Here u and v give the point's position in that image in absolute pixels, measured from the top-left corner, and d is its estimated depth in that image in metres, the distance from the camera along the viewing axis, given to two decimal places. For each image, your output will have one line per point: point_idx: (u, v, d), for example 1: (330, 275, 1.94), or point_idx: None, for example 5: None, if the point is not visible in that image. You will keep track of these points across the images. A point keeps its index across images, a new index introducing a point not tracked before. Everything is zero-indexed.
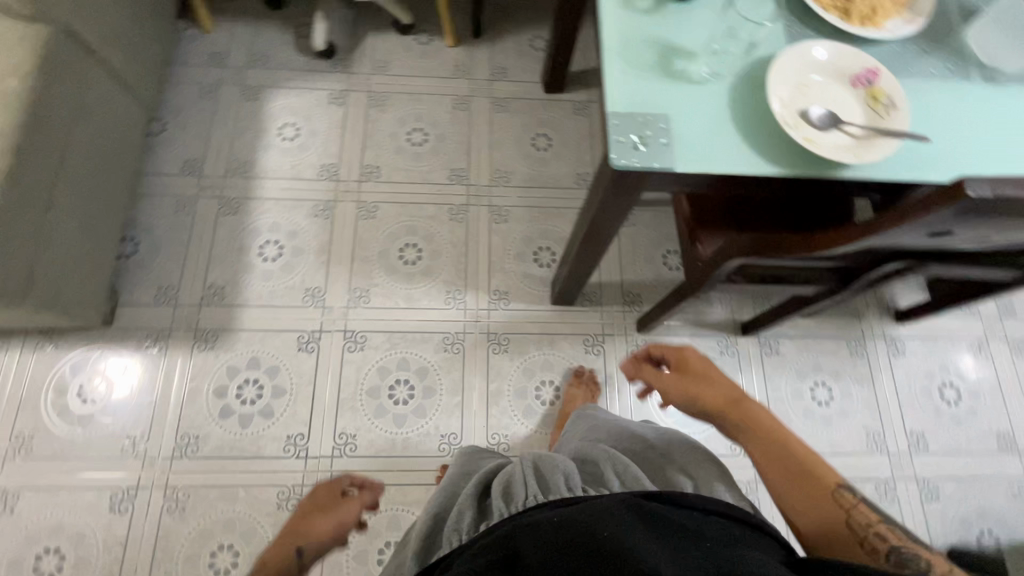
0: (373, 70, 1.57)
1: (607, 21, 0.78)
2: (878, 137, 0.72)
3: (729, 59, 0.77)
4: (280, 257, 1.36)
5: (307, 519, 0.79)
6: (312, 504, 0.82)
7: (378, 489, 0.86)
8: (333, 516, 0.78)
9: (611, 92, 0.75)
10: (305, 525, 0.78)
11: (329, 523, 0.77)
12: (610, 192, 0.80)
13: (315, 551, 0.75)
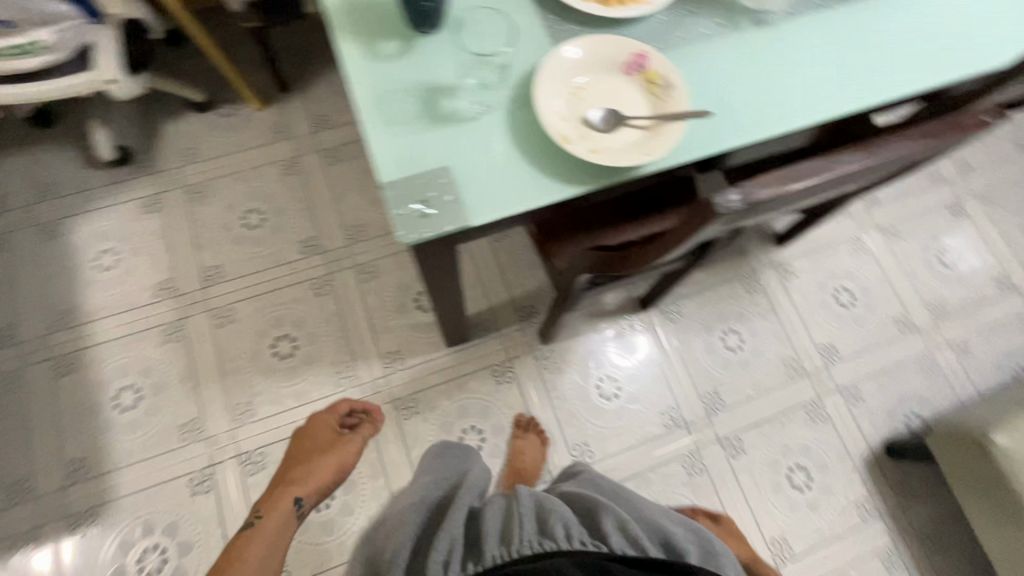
0: (181, 160, 1.40)
1: (355, 82, 0.70)
2: (663, 124, 0.68)
3: (497, 84, 0.70)
4: (140, 402, 1.21)
5: (308, 465, 1.01)
6: (316, 440, 1.07)
7: (376, 421, 1.13)
8: (332, 455, 1.03)
9: (381, 161, 0.67)
10: (303, 470, 1.00)
11: (329, 463, 1.01)
12: (423, 259, 0.72)
13: (308, 497, 0.98)
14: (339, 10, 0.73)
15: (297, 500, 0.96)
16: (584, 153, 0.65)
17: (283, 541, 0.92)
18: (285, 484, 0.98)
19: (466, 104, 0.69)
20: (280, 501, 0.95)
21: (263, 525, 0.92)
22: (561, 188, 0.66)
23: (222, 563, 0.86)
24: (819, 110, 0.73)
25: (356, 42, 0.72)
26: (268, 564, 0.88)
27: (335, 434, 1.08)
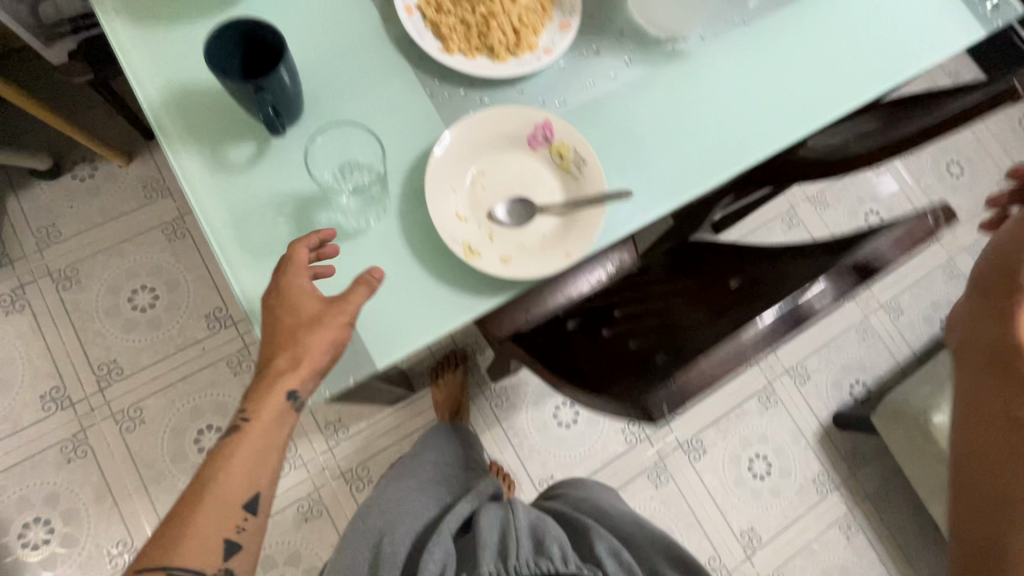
0: (39, 242, 1.19)
1: (204, 207, 0.57)
2: (580, 211, 0.59)
3: (380, 183, 0.58)
4: (54, 533, 1.07)
5: (298, 312, 0.51)
6: (311, 290, 0.52)
7: (378, 278, 0.52)
8: (318, 337, 0.50)
9: (254, 307, 0.55)
10: (298, 335, 0.50)
11: (316, 348, 0.50)
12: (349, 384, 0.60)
13: (251, 397, 0.51)
14: (166, 112, 0.58)
15: (290, 395, 0.50)
16: (495, 265, 0.56)
17: (265, 466, 0.50)
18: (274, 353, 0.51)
19: (347, 216, 0.58)
20: (272, 388, 0.50)
21: (229, 447, 0.49)
22: (474, 306, 0.57)
23: (173, 517, 0.47)
24: (745, 155, 0.66)
25: (198, 153, 0.58)
26: (271, 458, 0.51)
27: (317, 294, 0.52)
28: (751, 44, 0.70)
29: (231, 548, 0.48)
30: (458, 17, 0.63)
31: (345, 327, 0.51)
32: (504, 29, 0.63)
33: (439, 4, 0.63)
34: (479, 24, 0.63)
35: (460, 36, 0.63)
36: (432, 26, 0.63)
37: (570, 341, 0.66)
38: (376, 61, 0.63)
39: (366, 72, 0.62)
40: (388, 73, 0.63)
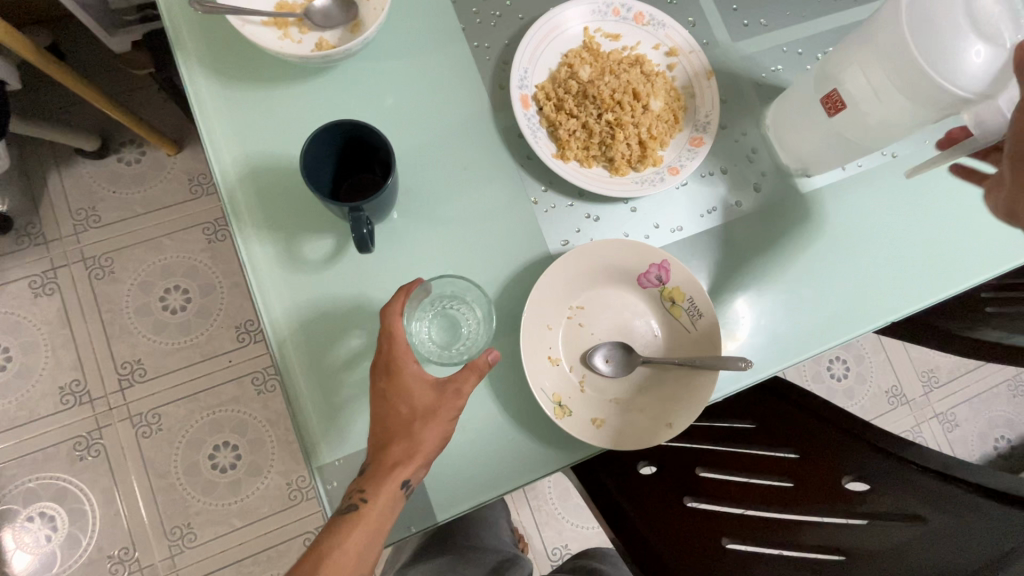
0: (77, 225, 1.14)
1: (270, 305, 0.50)
2: (686, 370, 0.51)
3: (469, 314, 0.53)
4: (58, 530, 1.05)
5: (413, 395, 0.47)
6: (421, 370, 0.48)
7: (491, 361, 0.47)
8: (435, 428, 0.47)
9: (311, 430, 0.49)
10: (414, 423, 0.47)
11: (432, 439, 0.47)
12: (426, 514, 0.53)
13: (362, 480, 0.47)
14: (241, 189, 0.52)
15: (406, 487, 0.46)
16: (585, 428, 0.49)
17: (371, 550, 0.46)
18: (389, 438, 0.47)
19: (434, 346, 0.53)
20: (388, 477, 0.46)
21: (338, 531, 0.45)
22: (552, 463, 0.50)
23: None
24: (874, 314, 0.58)
25: (270, 242, 0.51)
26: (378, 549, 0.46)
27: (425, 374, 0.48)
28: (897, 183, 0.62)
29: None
30: (577, 119, 0.55)
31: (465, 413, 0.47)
32: (629, 140, 0.55)
33: (559, 101, 0.55)
34: (599, 132, 0.55)
35: (577, 141, 0.55)
36: (548, 125, 0.55)
37: (642, 505, 0.58)
38: (478, 155, 0.55)
39: (466, 168, 0.55)
40: (489, 171, 0.55)
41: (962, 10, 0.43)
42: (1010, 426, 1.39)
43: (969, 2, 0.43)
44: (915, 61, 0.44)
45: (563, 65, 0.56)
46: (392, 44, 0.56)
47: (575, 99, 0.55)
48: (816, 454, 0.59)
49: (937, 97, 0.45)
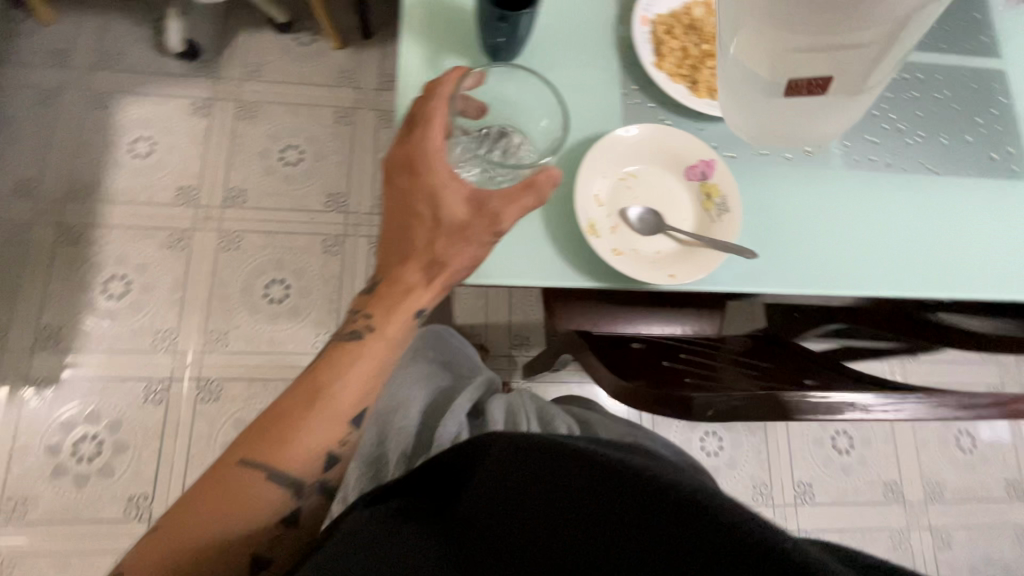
0: (244, 74, 1.38)
1: (406, 88, 0.65)
2: (701, 247, 0.62)
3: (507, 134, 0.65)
4: (128, 294, 1.22)
5: (449, 208, 0.58)
6: (458, 186, 0.58)
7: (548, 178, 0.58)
8: (468, 249, 0.59)
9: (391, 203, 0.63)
10: (449, 246, 0.59)
11: (464, 258, 0.60)
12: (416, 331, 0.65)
13: (377, 304, 0.62)
14: (417, 4, 0.68)
15: (420, 310, 0.63)
16: (607, 252, 0.60)
17: (371, 375, 0.61)
18: (411, 266, 0.61)
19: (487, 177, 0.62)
20: (403, 306, 0.62)
21: (343, 364, 0.60)
22: (568, 276, 0.62)
23: (302, 390, 0.60)
24: (872, 283, 0.67)
25: (423, 46, 0.67)
26: (381, 370, 0.62)
27: (462, 192, 0.59)
28: (925, 193, 0.71)
29: (330, 459, 0.59)
30: (679, 44, 0.68)
31: (496, 232, 0.58)
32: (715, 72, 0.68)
33: (671, 27, 0.69)
34: (693, 59, 0.68)
35: (673, 59, 0.68)
36: (655, 42, 0.69)
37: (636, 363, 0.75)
38: (594, 47, 0.69)
39: (582, 51, 0.69)
40: (598, 60, 0.69)
41: None
42: (1004, 570, 1.33)
43: None
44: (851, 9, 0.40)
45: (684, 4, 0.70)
46: None
47: (683, 30, 0.69)
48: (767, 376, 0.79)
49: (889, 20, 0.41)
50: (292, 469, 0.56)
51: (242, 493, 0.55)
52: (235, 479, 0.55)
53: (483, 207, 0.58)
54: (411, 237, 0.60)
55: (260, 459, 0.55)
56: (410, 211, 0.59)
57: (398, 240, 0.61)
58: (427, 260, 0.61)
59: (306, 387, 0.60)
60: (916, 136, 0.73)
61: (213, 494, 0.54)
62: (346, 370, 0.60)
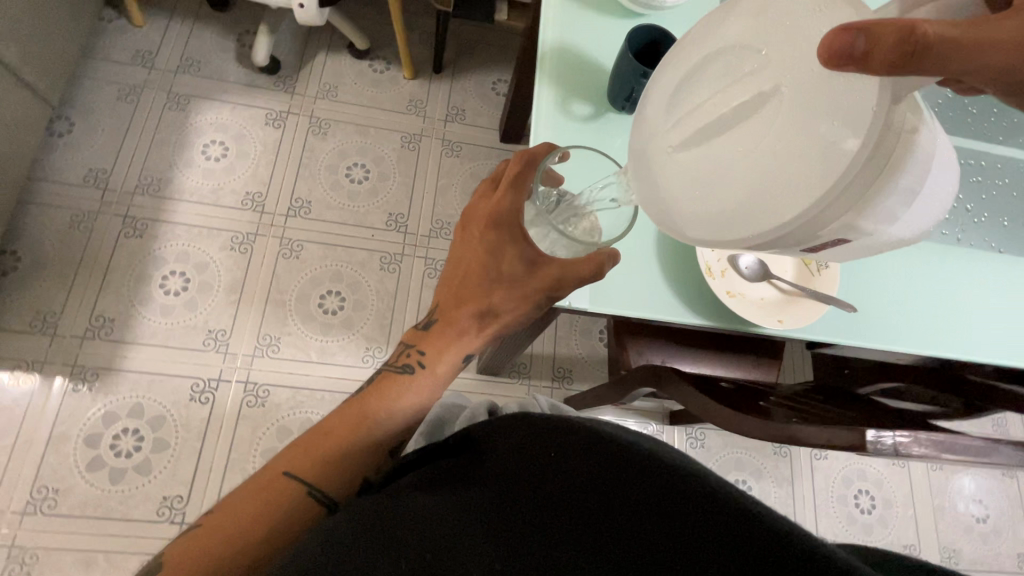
0: (319, 92, 1.44)
1: (537, 125, 0.72)
2: (805, 297, 0.67)
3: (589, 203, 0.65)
4: (185, 291, 1.23)
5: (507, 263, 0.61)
6: (524, 248, 0.61)
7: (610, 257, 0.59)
8: (523, 304, 0.63)
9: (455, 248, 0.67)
10: (505, 300, 0.63)
11: (517, 311, 0.64)
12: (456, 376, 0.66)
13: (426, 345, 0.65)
14: (550, 54, 0.75)
15: (468, 354, 0.66)
16: (722, 293, 0.66)
17: (419, 409, 0.63)
18: (466, 312, 0.64)
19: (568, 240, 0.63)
20: (455, 346, 0.65)
21: (391, 394, 0.62)
22: (683, 313, 0.66)
23: (347, 408, 0.61)
24: (943, 344, 0.74)
25: (555, 91, 0.73)
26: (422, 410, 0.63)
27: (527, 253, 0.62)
28: (987, 269, 0.78)
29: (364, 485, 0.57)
30: None
31: (553, 295, 0.62)
32: None
33: None
34: None
35: None
36: None
37: (733, 398, 0.73)
38: None
39: None
40: None
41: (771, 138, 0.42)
42: None
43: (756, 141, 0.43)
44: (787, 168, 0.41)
45: None
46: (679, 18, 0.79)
47: None
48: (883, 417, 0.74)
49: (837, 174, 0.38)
50: (329, 484, 0.55)
51: (276, 496, 0.53)
52: (278, 491, 0.53)
53: (542, 273, 0.61)
54: (472, 283, 0.64)
55: (303, 475, 0.54)
56: (470, 260, 0.64)
57: (458, 282, 0.65)
58: (481, 309, 0.64)
59: (356, 409, 0.60)
60: (981, 217, 0.80)
61: (253, 502, 0.52)
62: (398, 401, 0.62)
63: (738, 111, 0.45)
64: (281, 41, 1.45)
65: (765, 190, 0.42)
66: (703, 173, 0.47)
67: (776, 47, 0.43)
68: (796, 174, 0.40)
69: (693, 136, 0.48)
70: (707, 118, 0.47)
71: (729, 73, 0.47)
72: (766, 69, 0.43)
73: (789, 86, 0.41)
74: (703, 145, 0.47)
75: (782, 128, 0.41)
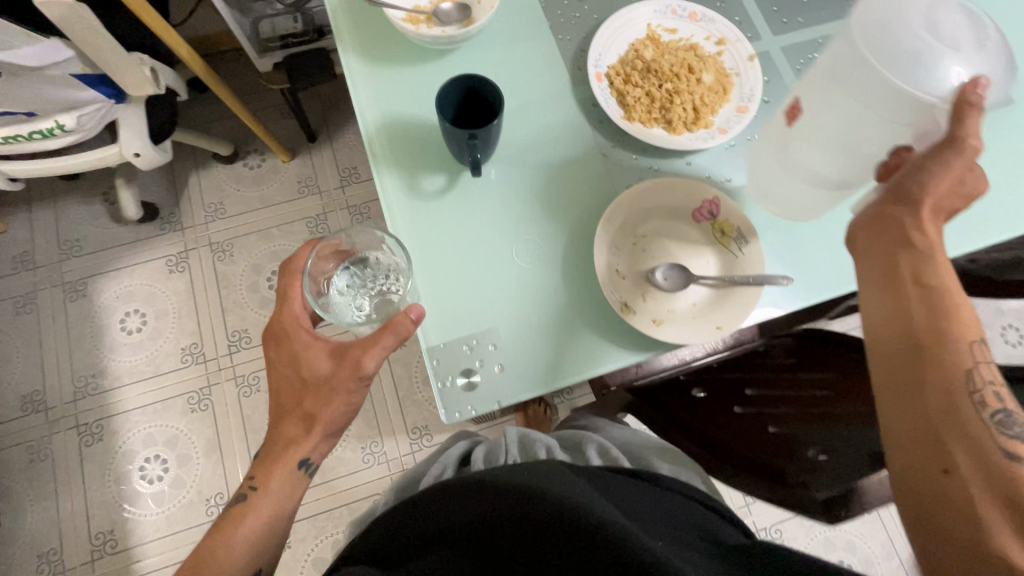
0: (207, 216, 1.36)
1: (393, 219, 0.64)
2: (737, 287, 0.61)
3: (373, 251, 0.60)
4: (167, 472, 1.20)
5: (310, 366, 0.56)
6: (321, 342, 0.56)
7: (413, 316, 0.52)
8: (338, 399, 0.55)
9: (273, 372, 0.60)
10: (316, 400, 0.56)
11: (333, 411, 0.56)
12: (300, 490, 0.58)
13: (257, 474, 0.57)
14: (378, 138, 0.67)
15: (300, 462, 0.57)
16: (649, 325, 0.59)
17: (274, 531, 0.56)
18: (288, 421, 0.57)
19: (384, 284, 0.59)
20: (286, 456, 0.57)
21: (225, 532, 0.54)
22: (609, 364, 0.60)
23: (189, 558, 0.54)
24: None
25: (398, 176, 0.66)
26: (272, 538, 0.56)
27: (325, 350, 0.56)
28: None
29: None
30: (639, 93, 0.68)
31: (364, 377, 0.54)
32: (685, 106, 0.67)
33: (627, 76, 0.69)
34: (657, 101, 0.67)
35: (639, 107, 0.68)
36: (616, 95, 0.68)
37: (704, 417, 0.71)
38: (557, 119, 0.69)
39: (549, 125, 0.69)
40: (565, 133, 0.69)
41: (918, 51, 0.45)
42: None
43: (932, 53, 0.45)
44: (885, 77, 0.46)
45: (631, 49, 0.70)
46: (494, 34, 0.71)
47: (638, 76, 0.68)
48: (845, 392, 0.72)
49: (900, 96, 0.47)
50: None
51: None
52: None
53: (342, 366, 0.54)
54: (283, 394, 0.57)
55: None
56: (278, 368, 0.58)
57: (273, 400, 0.59)
58: (301, 416, 0.57)
59: (195, 555, 0.54)
60: None
61: None
62: (229, 542, 0.54)
63: (936, 41, 0.45)
64: (148, 183, 1.37)
65: (851, 114, 0.51)
66: (875, 54, 0.47)
67: (992, 50, 0.46)
68: (899, 100, 0.47)
69: (891, 21, 0.47)
70: (924, 22, 0.46)
71: (979, 34, 0.46)
72: (979, 50, 0.45)
73: (959, 60, 0.45)
74: (890, 26, 0.46)
75: (930, 64, 0.45)
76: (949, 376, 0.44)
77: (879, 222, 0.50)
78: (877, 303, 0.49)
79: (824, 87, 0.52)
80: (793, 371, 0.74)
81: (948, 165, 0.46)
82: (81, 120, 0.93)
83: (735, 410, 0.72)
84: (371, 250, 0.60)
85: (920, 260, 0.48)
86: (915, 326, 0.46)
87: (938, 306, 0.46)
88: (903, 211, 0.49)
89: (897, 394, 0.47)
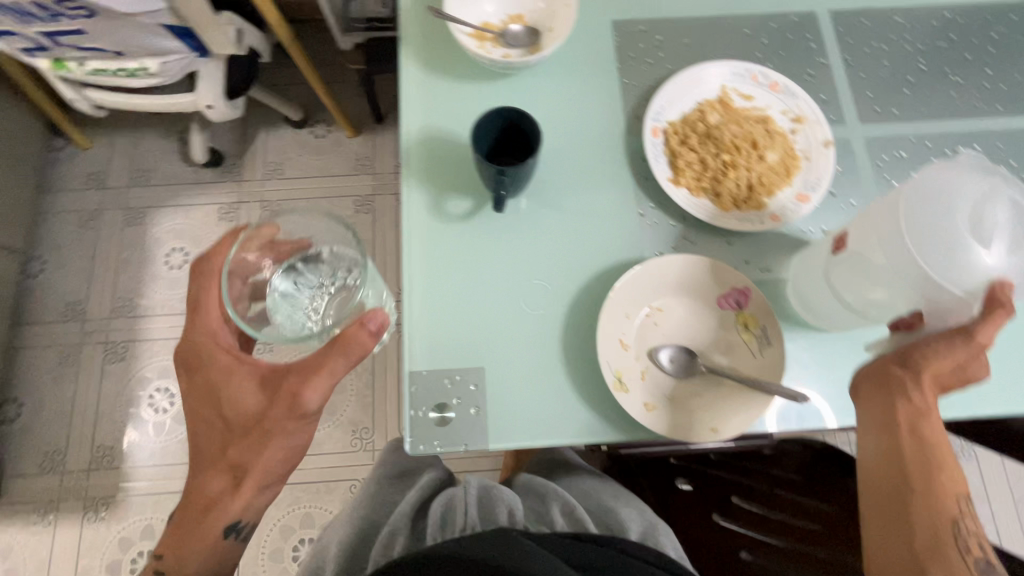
0: (265, 174, 1.41)
1: (409, 233, 0.63)
2: (743, 390, 0.56)
3: (325, 246, 0.59)
4: (172, 406, 1.26)
5: (243, 405, 0.58)
6: (248, 380, 0.58)
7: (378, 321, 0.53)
8: (273, 439, 0.58)
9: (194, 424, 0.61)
10: (250, 445, 0.58)
11: (269, 456, 0.59)
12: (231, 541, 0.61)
13: (187, 530, 0.60)
14: (415, 149, 0.66)
15: (230, 523, 0.60)
16: (639, 407, 0.55)
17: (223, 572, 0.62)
18: (218, 471, 0.60)
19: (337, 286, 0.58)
20: (218, 508, 0.59)
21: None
22: (586, 436, 0.57)
23: None
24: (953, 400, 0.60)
25: (426, 192, 0.65)
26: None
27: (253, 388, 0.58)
28: None
29: None
30: (694, 158, 0.63)
31: (304, 416, 0.57)
32: (739, 182, 0.62)
33: (685, 137, 0.64)
34: (710, 171, 0.63)
35: (690, 173, 0.63)
36: (669, 155, 0.64)
37: (676, 514, 0.67)
38: (600, 167, 0.66)
39: (591, 171, 0.66)
40: (605, 183, 0.65)
41: (952, 242, 0.46)
42: None
43: (965, 246, 0.45)
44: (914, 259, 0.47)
45: (697, 109, 0.65)
46: (559, 64, 0.69)
47: (697, 140, 0.64)
48: (836, 530, 0.66)
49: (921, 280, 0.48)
50: None
51: None
52: None
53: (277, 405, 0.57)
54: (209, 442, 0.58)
55: None
56: (209, 413, 0.60)
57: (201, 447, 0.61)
58: (232, 463, 0.59)
59: None
60: None
61: None
62: None
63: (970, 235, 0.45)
64: None
65: (888, 276, 0.50)
66: (911, 233, 0.47)
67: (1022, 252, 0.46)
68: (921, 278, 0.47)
69: (934, 203, 0.46)
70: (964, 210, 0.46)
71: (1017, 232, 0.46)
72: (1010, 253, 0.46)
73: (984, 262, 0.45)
74: (934, 210, 0.46)
75: (954, 260, 0.46)
76: (937, 511, 0.49)
77: (880, 374, 0.52)
78: (873, 443, 0.53)
79: (874, 231, 0.50)
80: (792, 492, 0.68)
81: (954, 347, 0.48)
82: (164, 66, 0.98)
83: (717, 514, 0.67)
84: (323, 240, 0.59)
85: (918, 409, 0.51)
86: (909, 464, 0.50)
87: (930, 451, 0.50)
88: (904, 374, 0.50)
89: (893, 529, 0.50)
